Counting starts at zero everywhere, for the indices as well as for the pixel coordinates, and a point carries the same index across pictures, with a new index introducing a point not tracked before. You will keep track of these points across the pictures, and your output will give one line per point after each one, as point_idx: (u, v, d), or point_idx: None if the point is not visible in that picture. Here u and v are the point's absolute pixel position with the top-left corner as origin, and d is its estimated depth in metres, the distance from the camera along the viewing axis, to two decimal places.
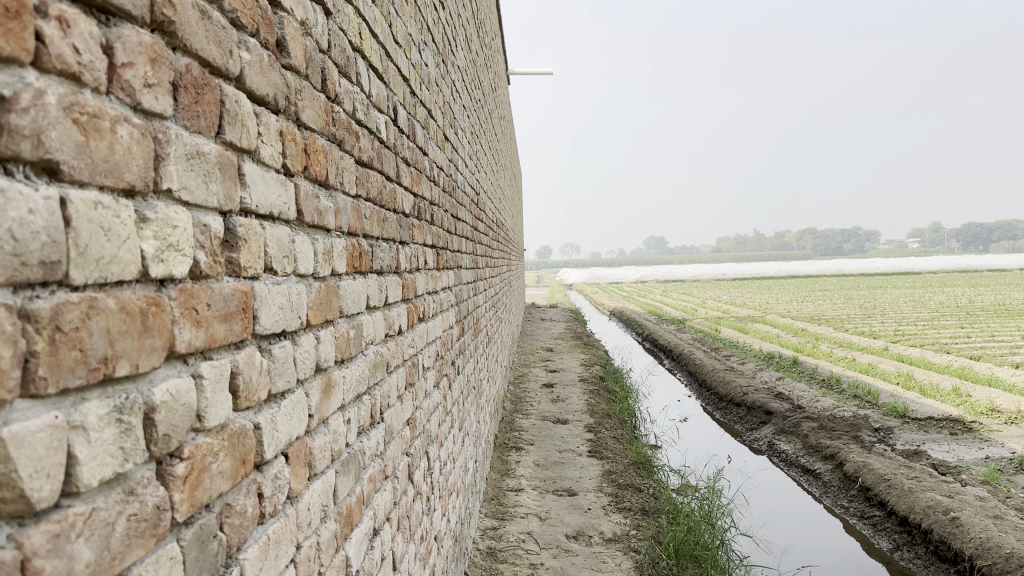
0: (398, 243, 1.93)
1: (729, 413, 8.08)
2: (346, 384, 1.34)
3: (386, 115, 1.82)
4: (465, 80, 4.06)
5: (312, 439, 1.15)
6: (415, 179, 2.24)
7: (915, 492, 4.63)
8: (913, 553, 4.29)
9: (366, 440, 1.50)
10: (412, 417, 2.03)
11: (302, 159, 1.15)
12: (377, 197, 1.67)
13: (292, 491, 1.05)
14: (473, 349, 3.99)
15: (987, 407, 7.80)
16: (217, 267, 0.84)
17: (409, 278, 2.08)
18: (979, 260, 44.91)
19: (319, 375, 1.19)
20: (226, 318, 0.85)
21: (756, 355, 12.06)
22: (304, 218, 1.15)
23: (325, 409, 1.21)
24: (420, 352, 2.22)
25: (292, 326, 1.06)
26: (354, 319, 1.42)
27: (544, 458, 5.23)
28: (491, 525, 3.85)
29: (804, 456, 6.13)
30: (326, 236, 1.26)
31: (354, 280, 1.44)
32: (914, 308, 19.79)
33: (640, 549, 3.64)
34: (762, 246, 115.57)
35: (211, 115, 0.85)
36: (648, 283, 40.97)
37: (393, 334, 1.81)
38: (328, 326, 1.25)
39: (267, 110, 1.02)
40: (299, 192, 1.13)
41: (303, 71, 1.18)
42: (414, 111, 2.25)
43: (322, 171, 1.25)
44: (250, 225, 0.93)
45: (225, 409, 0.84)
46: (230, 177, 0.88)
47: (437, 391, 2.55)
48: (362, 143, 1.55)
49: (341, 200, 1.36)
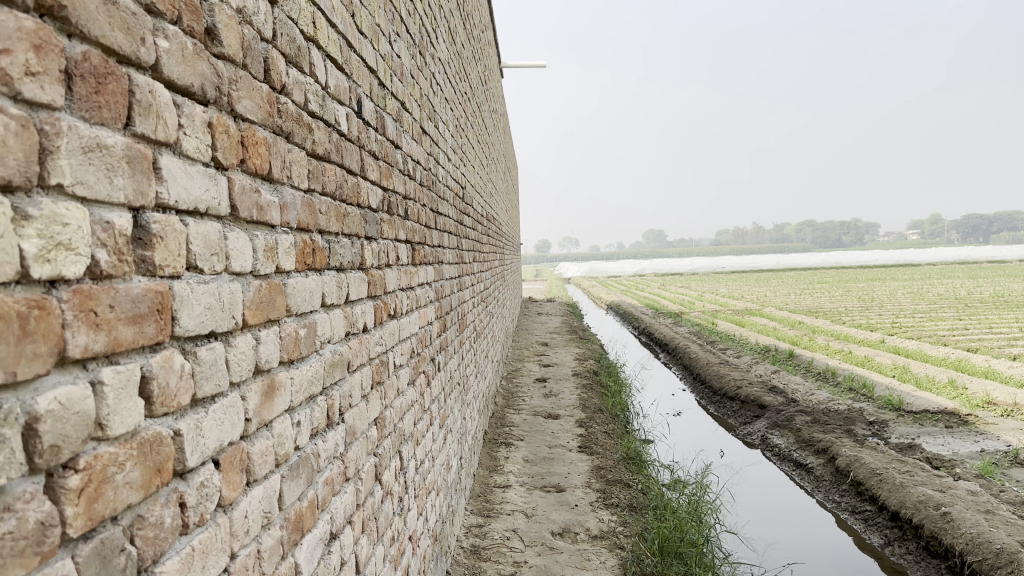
0: (363, 239, 1.88)
1: (723, 407, 8.04)
2: (294, 385, 1.30)
3: (348, 107, 1.77)
4: (448, 72, 4.01)
5: (250, 444, 1.11)
6: (386, 173, 2.19)
7: (906, 486, 4.60)
8: (903, 549, 4.26)
9: (321, 443, 1.45)
10: (381, 417, 1.98)
11: (238, 153, 1.10)
12: (335, 191, 1.63)
13: (223, 499, 1.01)
14: (458, 344, 3.95)
15: (983, 399, 7.77)
16: (123, 266, 0.80)
17: (377, 274, 2.03)
18: (977, 251, 44.92)
19: (259, 377, 1.14)
20: (134, 320, 0.81)
21: (752, 348, 12.03)
22: (240, 214, 1.10)
23: (266, 413, 1.17)
24: (391, 350, 2.17)
25: (223, 327, 1.02)
26: (305, 318, 1.38)
27: (533, 454, 5.19)
28: (476, 522, 3.81)
29: (797, 450, 6.10)
30: (269, 233, 1.22)
31: (305, 277, 1.39)
32: (912, 300, 19.78)
33: (626, 546, 3.61)
34: (761, 239, 115.48)
35: (116, 106, 0.80)
36: (647, 277, 40.94)
37: (356, 332, 1.76)
38: (271, 326, 1.20)
39: (191, 101, 0.97)
40: (232, 186, 1.08)
41: (240, 60, 1.13)
42: (384, 103, 2.20)
43: (264, 165, 1.21)
44: (168, 222, 0.89)
45: (135, 416, 0.80)
46: (141, 171, 0.84)
47: (412, 389, 2.51)
48: (316, 136, 1.50)
49: (288, 195, 1.32)
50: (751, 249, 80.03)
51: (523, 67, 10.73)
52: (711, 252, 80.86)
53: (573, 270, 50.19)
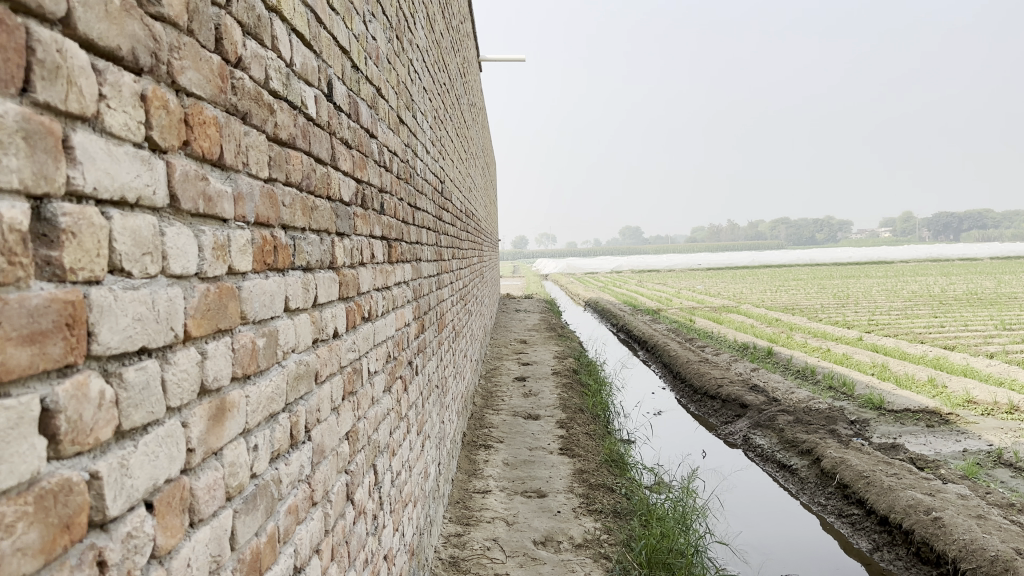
0: (334, 235, 1.70)
1: (703, 406, 7.95)
2: (250, 406, 1.12)
3: (317, 88, 1.60)
4: (427, 59, 3.81)
5: (193, 478, 0.93)
6: (359, 163, 2.01)
7: (895, 490, 4.51)
8: (893, 554, 4.17)
9: (283, 467, 1.28)
10: (353, 430, 1.80)
11: (180, 133, 0.93)
12: (302, 181, 1.45)
13: (157, 550, 0.84)
14: (436, 345, 3.77)
15: (963, 398, 7.73)
16: (17, 270, 0.63)
17: (350, 273, 1.85)
18: (946, 250, 45.31)
19: (205, 399, 0.97)
20: (32, 339, 0.64)
21: (731, 346, 11.97)
22: (182, 206, 0.93)
23: (214, 440, 0.99)
24: (365, 356, 2.00)
25: (158, 341, 0.85)
26: (264, 326, 1.20)
27: (513, 457, 5.04)
28: (454, 531, 3.65)
29: (781, 451, 6.01)
30: (220, 228, 1.04)
31: (265, 280, 1.21)
32: (887, 297, 19.87)
33: (612, 556, 3.47)
34: (737, 235, 116.06)
35: (8, 65, 0.62)
36: (624, 274, 40.87)
37: (325, 339, 1.58)
38: (222, 336, 1.03)
39: (118, 68, 0.80)
40: (173, 173, 0.91)
41: (185, 23, 0.96)
42: (357, 88, 2.02)
43: (214, 148, 1.03)
44: (82, 214, 0.72)
45: (33, 461, 0.63)
46: (45, 150, 0.67)
47: (389, 398, 2.35)
48: (278, 118, 1.32)
49: (243, 184, 1.14)
50: (726, 246, 80.50)
51: (502, 61, 10.56)
52: (687, 249, 81.13)
53: (551, 266, 50.08)
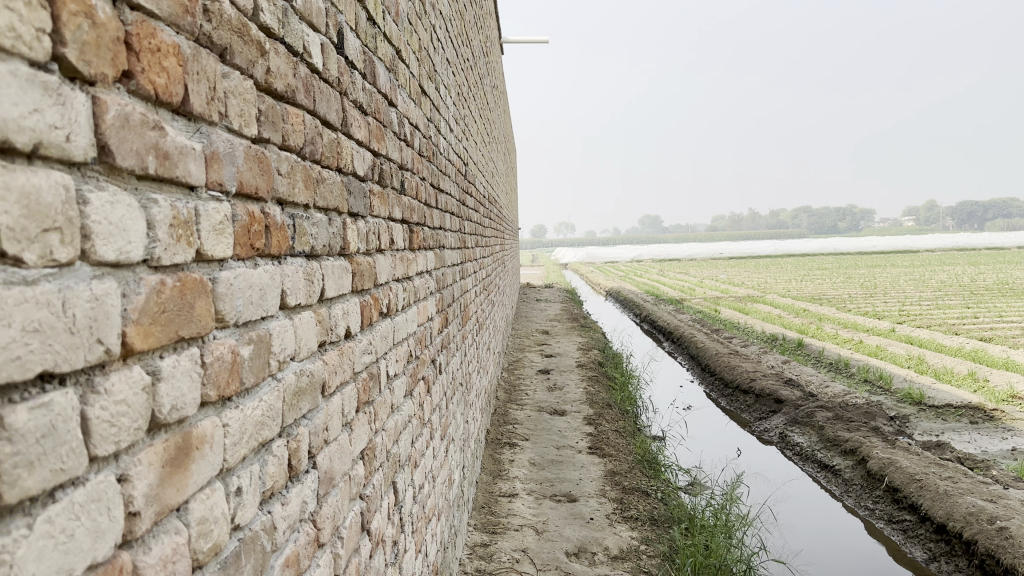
0: (346, 215, 1.41)
1: (736, 401, 7.63)
2: (228, 437, 0.83)
3: (324, 35, 1.30)
4: (449, 28, 3.51)
5: (139, 553, 0.65)
6: (377, 134, 1.72)
7: (953, 496, 4.18)
8: (952, 566, 3.86)
9: (279, 509, 1.00)
10: (369, 448, 1.52)
11: (115, 56, 0.64)
12: (304, 147, 1.16)
13: None
14: (460, 338, 3.50)
15: (1007, 392, 7.32)
16: None
17: (365, 262, 1.56)
18: (975, 237, 44.33)
19: (157, 437, 0.69)
20: None
21: (759, 337, 11.62)
22: (119, 163, 0.65)
23: (172, 494, 0.71)
24: (383, 359, 1.71)
25: (72, 360, 0.57)
26: (251, 331, 0.91)
27: (540, 456, 4.76)
28: (481, 540, 3.37)
29: (821, 450, 5.69)
30: (183, 199, 0.76)
31: (253, 270, 0.93)
32: (915, 287, 19.33)
33: (652, 571, 3.20)
34: (756, 224, 115.19)
35: None
36: (643, 263, 40.44)
37: (334, 342, 1.30)
38: (185, 348, 0.74)
39: None
40: (103, 113, 0.62)
41: None
42: (374, 46, 1.74)
43: (175, 89, 0.75)
44: None
45: None
46: None
47: (411, 402, 2.06)
48: (272, 62, 1.03)
49: (220, 141, 0.85)
50: (746, 236, 79.66)
51: (524, 43, 10.19)
52: (707, 239, 80.34)
53: (569, 254, 49.83)
